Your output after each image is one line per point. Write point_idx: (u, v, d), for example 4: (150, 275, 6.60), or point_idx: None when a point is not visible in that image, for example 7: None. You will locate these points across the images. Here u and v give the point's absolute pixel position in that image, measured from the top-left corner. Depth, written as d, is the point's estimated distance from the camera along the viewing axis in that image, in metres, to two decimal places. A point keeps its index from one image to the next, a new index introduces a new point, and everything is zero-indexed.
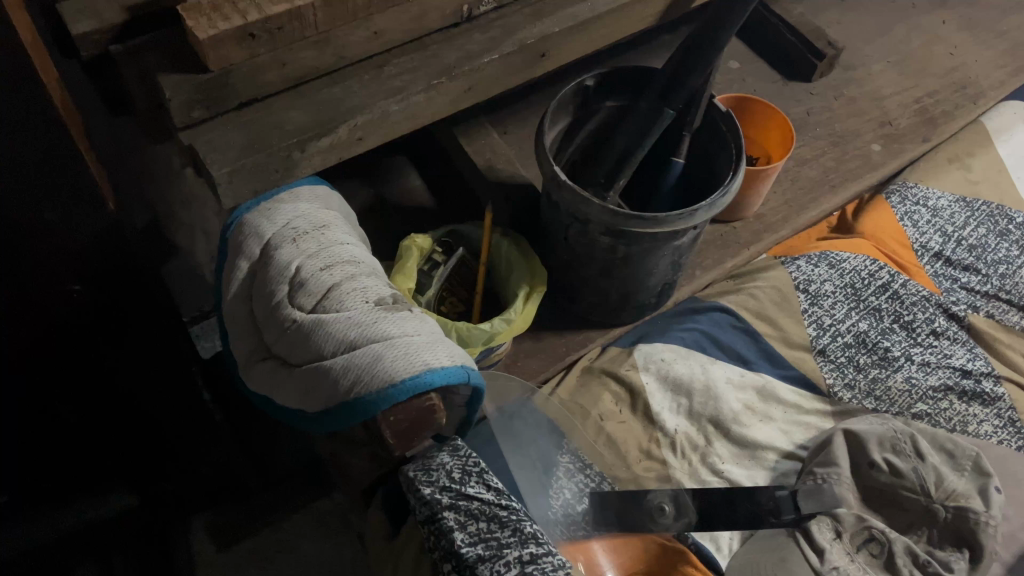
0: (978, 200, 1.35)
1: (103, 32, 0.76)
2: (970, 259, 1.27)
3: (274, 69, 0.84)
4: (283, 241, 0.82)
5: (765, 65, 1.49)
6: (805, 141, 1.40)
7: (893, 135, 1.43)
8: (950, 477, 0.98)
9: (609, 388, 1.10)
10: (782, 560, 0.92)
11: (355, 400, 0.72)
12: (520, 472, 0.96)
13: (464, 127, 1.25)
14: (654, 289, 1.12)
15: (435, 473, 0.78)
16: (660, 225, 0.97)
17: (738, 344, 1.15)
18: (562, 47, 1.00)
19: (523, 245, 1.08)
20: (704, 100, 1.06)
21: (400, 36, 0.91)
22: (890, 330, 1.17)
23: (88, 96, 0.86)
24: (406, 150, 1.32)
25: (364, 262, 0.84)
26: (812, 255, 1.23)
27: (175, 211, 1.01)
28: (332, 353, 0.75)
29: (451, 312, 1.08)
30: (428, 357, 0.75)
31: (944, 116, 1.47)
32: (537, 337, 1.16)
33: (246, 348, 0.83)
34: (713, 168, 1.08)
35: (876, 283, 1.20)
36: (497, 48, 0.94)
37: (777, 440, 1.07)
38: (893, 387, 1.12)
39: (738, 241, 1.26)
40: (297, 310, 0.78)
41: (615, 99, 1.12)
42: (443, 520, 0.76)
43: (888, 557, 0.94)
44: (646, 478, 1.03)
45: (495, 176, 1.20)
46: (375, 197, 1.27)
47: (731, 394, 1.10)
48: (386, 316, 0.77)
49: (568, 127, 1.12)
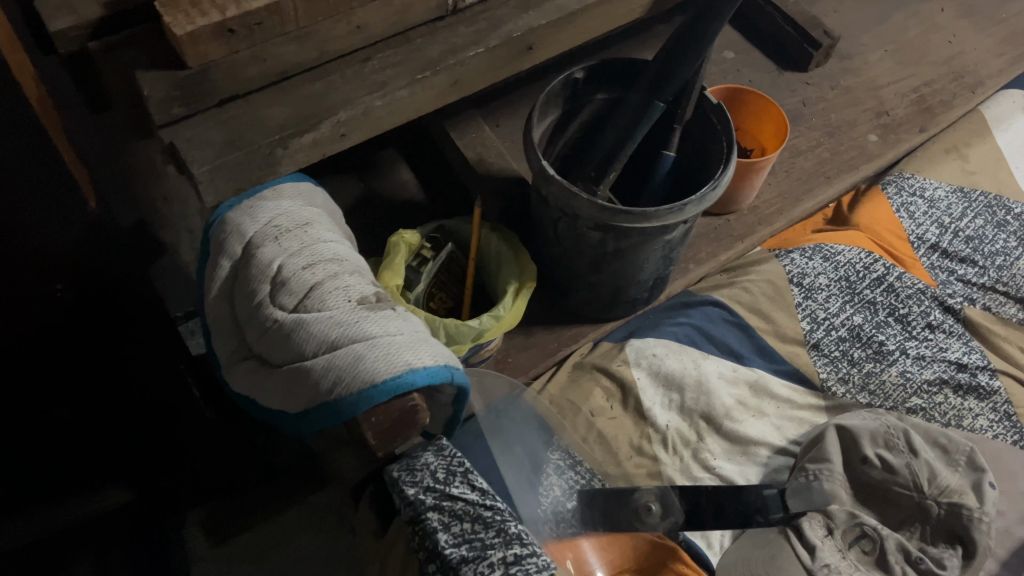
0: (975, 190, 1.33)
1: (81, 29, 0.76)
2: (967, 251, 1.26)
3: (254, 65, 0.83)
4: (264, 240, 0.81)
5: (761, 55, 1.47)
6: (800, 132, 1.39)
7: (889, 125, 1.41)
8: (943, 473, 0.97)
9: (600, 384, 1.09)
10: (773, 558, 0.92)
11: (335, 402, 0.71)
12: (508, 471, 0.95)
13: (454, 120, 1.24)
14: (646, 283, 1.11)
15: (419, 473, 0.78)
16: (649, 220, 0.96)
17: (730, 338, 1.13)
18: (550, 40, 0.99)
19: (512, 240, 1.07)
20: (695, 92, 1.04)
21: (383, 30, 0.89)
22: (884, 323, 1.16)
23: (69, 93, 0.85)
24: (397, 143, 1.31)
25: (348, 260, 0.83)
26: (806, 247, 1.21)
27: (162, 208, 1.01)
28: (313, 353, 0.74)
29: (439, 309, 1.07)
30: (411, 357, 0.74)
31: (941, 106, 1.45)
32: (528, 332, 1.15)
33: (229, 348, 0.82)
34: (705, 161, 1.06)
35: (871, 275, 1.19)
36: (482, 42, 0.92)
37: (769, 435, 1.06)
38: (888, 381, 1.11)
39: (731, 234, 1.25)
40: (278, 310, 0.77)
41: (605, 91, 1.10)
42: (427, 521, 0.75)
43: (880, 554, 0.93)
44: (637, 475, 1.02)
45: (485, 170, 1.19)
46: (366, 191, 1.26)
47: (723, 390, 1.09)
48: (368, 316, 0.76)
49: (558, 120, 1.11)
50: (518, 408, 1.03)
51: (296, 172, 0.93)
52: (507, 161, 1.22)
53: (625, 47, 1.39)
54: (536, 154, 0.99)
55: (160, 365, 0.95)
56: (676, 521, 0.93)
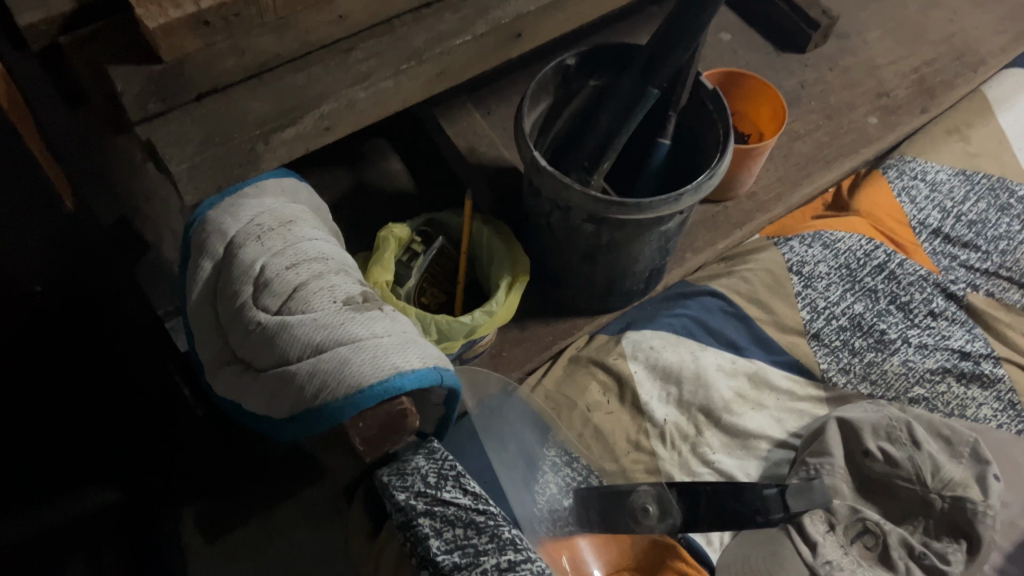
0: (978, 172, 1.31)
1: (50, 22, 0.72)
2: (970, 236, 1.23)
3: (232, 58, 0.80)
4: (247, 239, 0.79)
5: (757, 36, 1.44)
6: (798, 115, 1.36)
7: (889, 107, 1.38)
8: (947, 466, 0.94)
9: (596, 378, 1.07)
10: (774, 556, 0.90)
11: (320, 407, 0.69)
12: (502, 472, 0.95)
13: (444, 108, 1.21)
14: (642, 275, 1.08)
15: (410, 477, 0.75)
16: (644, 211, 0.93)
17: (728, 329, 1.11)
18: (539, 26, 0.96)
19: (504, 232, 1.04)
20: (690, 78, 1.01)
21: (366, 18, 0.86)
22: (886, 312, 1.13)
23: (42, 89, 0.82)
24: (386, 133, 1.28)
25: (334, 258, 0.80)
26: (806, 235, 1.19)
27: (142, 205, 0.98)
28: (298, 357, 0.72)
29: (432, 304, 1.04)
30: (399, 359, 0.71)
31: (942, 86, 1.42)
32: (522, 326, 1.13)
33: (212, 351, 0.80)
34: (701, 148, 1.04)
35: (872, 263, 1.16)
36: (469, 30, 0.89)
37: (769, 428, 1.04)
38: (890, 371, 1.09)
39: (729, 221, 1.23)
40: (261, 312, 0.75)
41: (597, 77, 1.07)
42: (418, 527, 0.73)
43: (883, 550, 0.91)
44: (634, 472, 1.00)
45: (477, 160, 1.16)
46: (355, 183, 1.23)
47: (722, 382, 1.07)
48: (354, 317, 0.74)
49: (550, 107, 1.08)
50: (512, 404, 1.01)
51: (280, 167, 0.91)
52: (499, 150, 1.19)
53: (618, 30, 1.36)
54: (528, 144, 0.97)
55: (154, 364, 0.97)
56: (672, 523, 0.91)
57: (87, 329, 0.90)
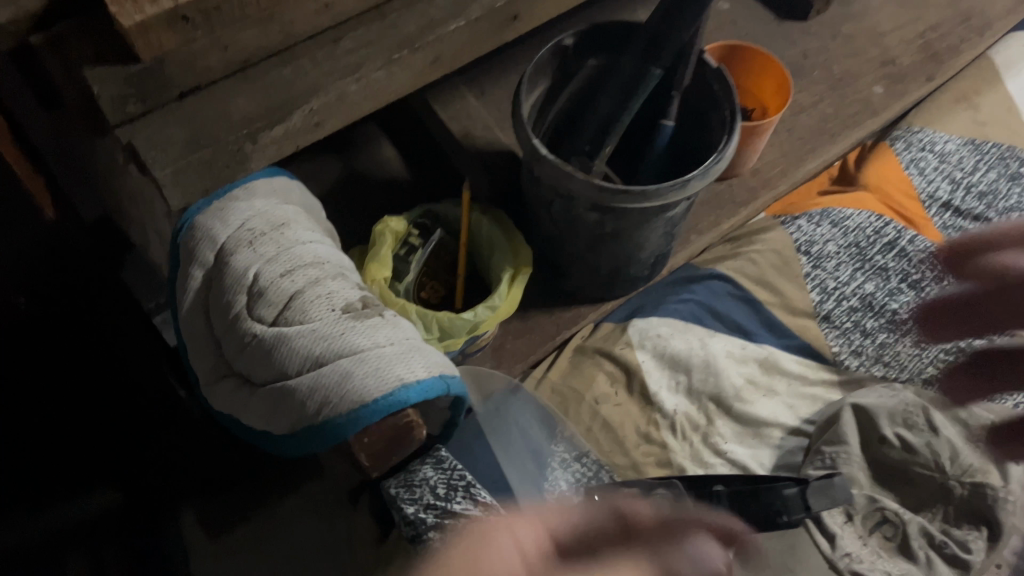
0: (987, 142, 1.27)
1: (18, 23, 0.66)
2: (981, 208, 1.20)
3: (214, 54, 0.75)
4: (238, 246, 0.75)
5: (757, 4, 1.39)
6: (801, 87, 1.32)
7: (895, 75, 1.34)
8: (966, 451, 0.93)
9: (603, 369, 1.04)
10: (792, 549, 0.89)
11: (322, 424, 0.66)
12: (511, 471, 0.91)
13: (437, 92, 1.16)
14: (647, 261, 1.05)
15: (418, 490, 0.73)
16: (651, 198, 0.90)
17: (737, 313, 1.08)
18: (536, 7, 0.91)
19: (504, 223, 1.01)
20: (694, 56, 0.97)
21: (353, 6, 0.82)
22: (898, 290, 1.11)
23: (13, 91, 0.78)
24: (377, 117, 1.23)
25: (330, 262, 0.77)
26: (814, 213, 1.16)
27: None
28: (297, 371, 0.69)
29: (432, 298, 1.01)
30: (402, 370, 0.68)
31: (949, 52, 1.37)
32: (525, 316, 1.10)
33: (206, 364, 0.76)
34: (707, 129, 1.00)
35: (882, 240, 1.13)
36: (463, 13, 0.85)
37: (781, 415, 1.02)
38: (903, 352, 1.06)
39: (734, 200, 1.19)
40: (256, 323, 0.72)
41: (597, 58, 1.03)
42: (427, 541, 0.70)
43: (902, 540, 0.89)
44: (645, 465, 0.97)
45: (472, 144, 1.13)
46: (347, 171, 1.19)
47: (732, 369, 1.04)
48: (354, 326, 0.71)
49: (548, 90, 1.04)
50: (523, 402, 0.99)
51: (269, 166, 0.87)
52: (495, 134, 1.15)
53: (613, 2, 1.31)
54: (528, 130, 0.93)
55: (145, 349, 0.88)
56: (693, 529, 0.78)
57: (95, 326, 0.97)
